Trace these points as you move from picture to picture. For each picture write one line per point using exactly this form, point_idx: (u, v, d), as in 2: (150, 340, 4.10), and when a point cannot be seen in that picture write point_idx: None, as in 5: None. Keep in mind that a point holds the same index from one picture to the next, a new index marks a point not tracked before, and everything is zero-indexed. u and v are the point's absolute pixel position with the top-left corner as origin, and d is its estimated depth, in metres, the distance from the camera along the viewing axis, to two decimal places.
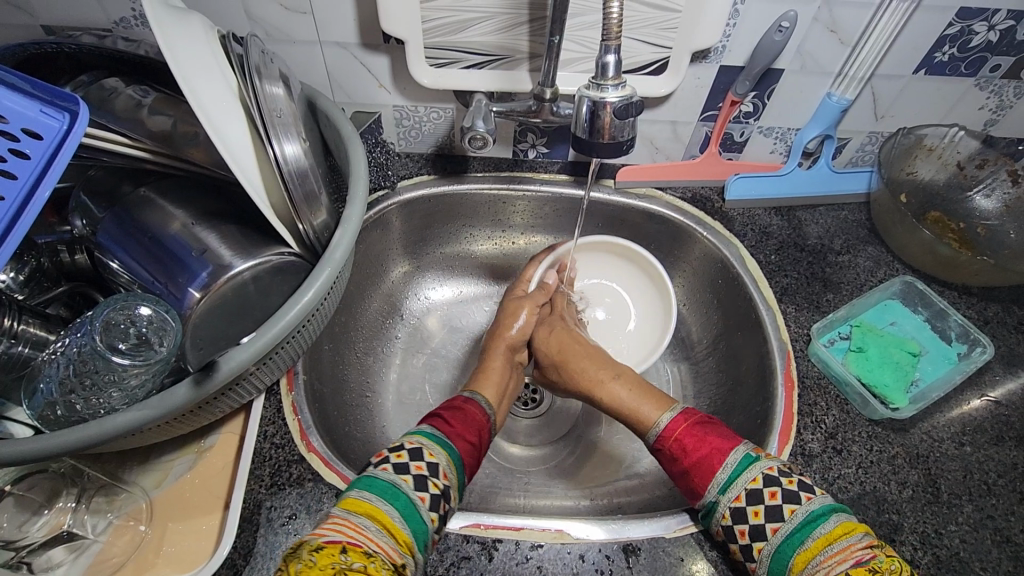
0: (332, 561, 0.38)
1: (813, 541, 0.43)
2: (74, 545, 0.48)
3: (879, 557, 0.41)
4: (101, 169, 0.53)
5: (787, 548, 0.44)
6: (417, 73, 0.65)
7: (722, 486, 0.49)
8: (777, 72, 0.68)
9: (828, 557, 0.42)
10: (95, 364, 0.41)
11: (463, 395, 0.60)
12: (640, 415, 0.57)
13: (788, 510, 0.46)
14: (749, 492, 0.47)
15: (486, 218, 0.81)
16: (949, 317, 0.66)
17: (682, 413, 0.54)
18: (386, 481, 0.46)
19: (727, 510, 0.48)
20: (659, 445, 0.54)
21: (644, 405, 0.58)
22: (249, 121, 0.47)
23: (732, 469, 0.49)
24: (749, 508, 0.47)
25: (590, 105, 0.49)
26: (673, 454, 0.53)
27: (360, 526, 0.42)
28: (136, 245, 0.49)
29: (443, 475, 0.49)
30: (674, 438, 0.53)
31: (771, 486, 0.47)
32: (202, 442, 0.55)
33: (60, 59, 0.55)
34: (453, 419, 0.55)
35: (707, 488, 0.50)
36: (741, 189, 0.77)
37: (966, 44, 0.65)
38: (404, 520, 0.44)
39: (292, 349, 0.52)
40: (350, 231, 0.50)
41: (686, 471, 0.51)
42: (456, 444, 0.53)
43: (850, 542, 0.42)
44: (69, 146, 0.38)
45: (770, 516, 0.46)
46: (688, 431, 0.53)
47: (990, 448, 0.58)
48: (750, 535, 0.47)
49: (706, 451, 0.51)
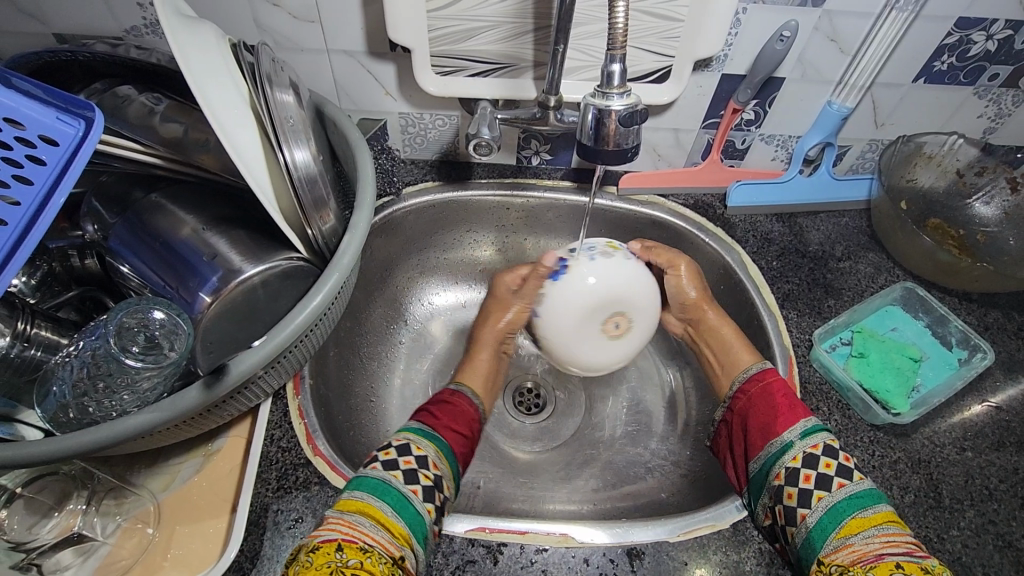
0: (328, 560, 0.40)
1: (873, 513, 0.46)
2: (81, 548, 0.49)
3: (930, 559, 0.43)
4: (112, 175, 0.53)
5: (844, 508, 0.47)
6: (423, 81, 0.66)
7: (803, 432, 0.52)
8: (779, 80, 0.69)
9: (881, 535, 0.44)
10: (107, 367, 0.42)
11: (450, 388, 0.65)
12: (739, 363, 0.64)
13: (858, 475, 0.48)
14: (827, 446, 0.51)
15: (490, 223, 0.82)
16: (949, 323, 0.67)
17: (769, 368, 0.59)
18: (377, 478, 0.47)
19: (800, 453, 0.51)
20: (744, 393, 0.59)
21: (743, 352, 0.65)
22: (259, 127, 0.47)
23: (814, 422, 0.53)
24: (822, 457, 0.50)
25: (594, 113, 0.50)
26: (758, 399, 0.57)
27: (355, 524, 0.43)
28: (147, 250, 0.50)
29: (433, 466, 0.51)
30: (763, 385, 0.58)
31: (843, 452, 0.51)
32: (210, 445, 0.55)
33: (73, 67, 0.55)
34: (440, 413, 0.58)
35: (788, 432, 0.53)
36: (744, 195, 0.78)
37: (964, 53, 0.66)
38: (398, 514, 0.45)
39: (299, 353, 0.52)
40: (358, 236, 0.51)
41: (764, 417, 0.56)
42: (442, 435, 0.55)
43: (902, 532, 0.44)
44: (84, 152, 0.39)
45: (840, 472, 0.49)
46: (775, 386, 0.58)
47: (991, 454, 0.59)
48: (815, 481, 0.49)
49: (786, 404, 0.56)
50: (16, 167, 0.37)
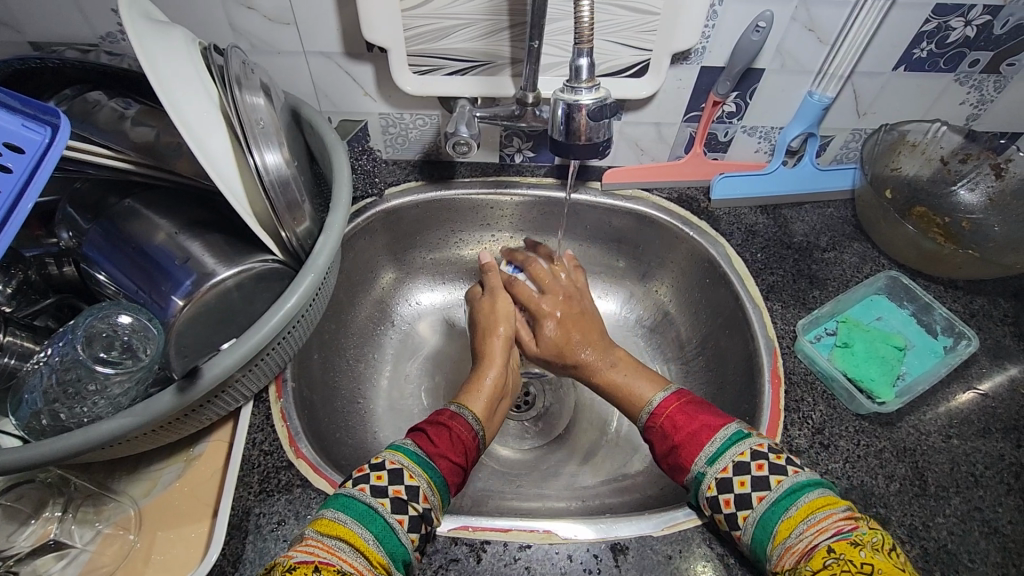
0: None
1: (797, 510, 0.44)
2: (61, 554, 0.49)
3: (861, 529, 0.42)
4: (87, 181, 0.53)
5: (773, 513, 0.45)
6: (400, 80, 0.66)
7: (710, 458, 0.50)
8: (758, 72, 0.69)
9: (810, 525, 0.43)
10: (78, 372, 0.42)
11: (450, 408, 0.59)
12: (635, 395, 0.60)
13: (777, 479, 0.46)
14: (737, 464, 0.48)
15: (474, 222, 0.82)
16: (933, 311, 0.67)
17: (674, 392, 0.57)
18: (363, 504, 0.45)
19: (714, 480, 0.49)
20: (654, 421, 0.56)
21: (639, 385, 0.61)
22: (230, 130, 0.47)
23: (720, 443, 0.50)
24: (734, 478, 0.48)
25: (564, 108, 0.49)
26: (670, 428, 0.54)
27: (332, 548, 0.42)
28: (120, 256, 0.49)
29: (423, 498, 0.48)
30: (666, 415, 0.55)
31: (758, 459, 0.48)
32: (191, 450, 0.55)
33: (46, 74, 0.55)
34: (437, 439, 0.54)
35: (696, 462, 0.50)
36: (726, 188, 0.78)
37: (943, 40, 0.65)
38: (381, 542, 0.44)
39: (278, 355, 0.52)
40: (333, 237, 0.51)
41: (674, 447, 0.53)
42: (437, 463, 0.52)
43: (833, 512, 0.43)
44: (50, 159, 0.39)
45: (757, 485, 0.47)
46: (677, 411, 0.55)
47: (977, 440, 0.59)
48: (735, 504, 0.47)
49: (695, 428, 0.52)
50: None
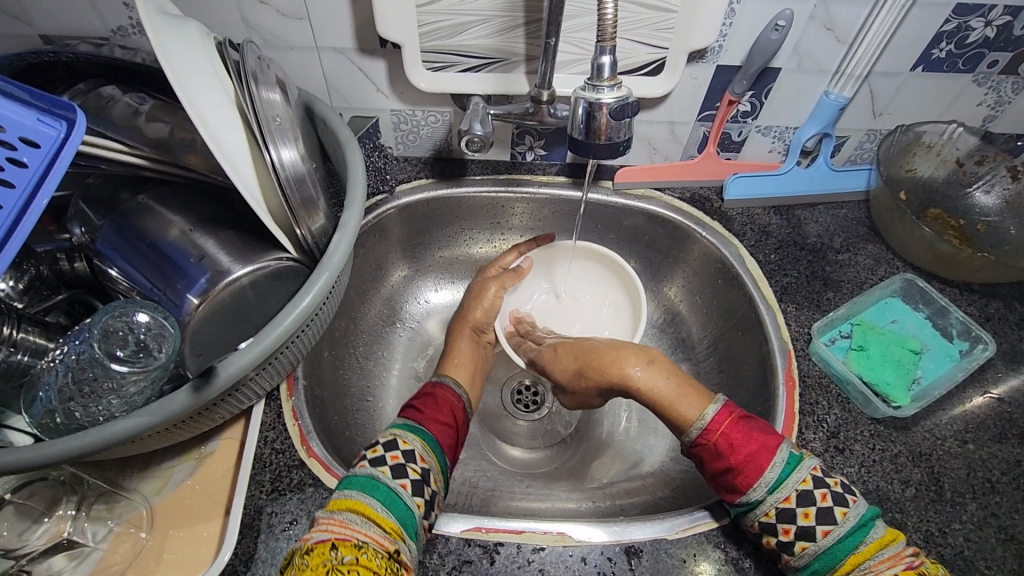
0: (324, 559, 0.40)
1: (867, 546, 0.44)
2: (74, 552, 0.48)
3: (925, 563, 0.44)
4: (99, 176, 0.53)
5: (838, 551, 0.45)
6: (413, 76, 0.65)
7: (772, 486, 0.47)
8: (774, 71, 0.68)
9: (880, 562, 0.43)
10: (93, 371, 0.41)
11: (431, 381, 0.62)
12: (680, 409, 0.53)
13: (840, 513, 0.45)
14: (800, 494, 0.47)
15: (485, 221, 0.82)
16: (950, 314, 0.66)
17: (725, 406, 0.52)
18: (364, 476, 0.46)
19: (773, 508, 0.47)
20: (701, 439, 0.51)
21: (680, 399, 0.54)
22: (245, 126, 0.46)
23: (782, 469, 0.48)
24: (799, 509, 0.46)
25: (585, 107, 0.49)
26: (737, 450, 0.49)
27: (346, 522, 0.42)
28: (133, 251, 0.49)
29: (420, 459, 0.49)
30: (720, 434, 0.50)
31: (822, 488, 0.47)
32: (203, 448, 0.55)
33: (57, 68, 0.55)
34: (424, 406, 0.56)
35: (753, 488, 0.48)
36: (740, 188, 0.77)
37: (962, 40, 0.65)
38: (388, 508, 0.44)
39: (291, 353, 0.52)
40: (348, 235, 0.50)
41: (730, 469, 0.49)
42: (428, 428, 0.53)
43: (899, 549, 0.44)
44: (65, 156, 0.38)
45: (822, 519, 0.45)
46: (732, 428, 0.50)
47: (993, 445, 0.58)
48: (795, 534, 0.46)
49: (753, 448, 0.49)
50: None
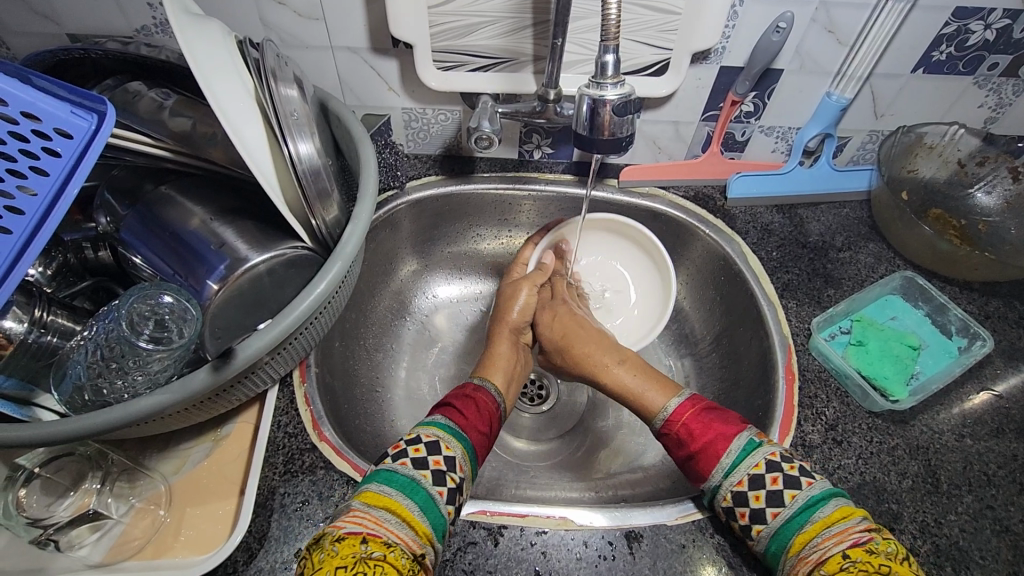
0: (353, 551, 0.41)
1: (811, 524, 0.45)
2: (97, 524, 0.50)
3: (878, 539, 0.43)
4: (124, 168, 0.55)
5: (787, 530, 0.46)
6: (425, 76, 0.67)
7: (727, 470, 0.50)
8: (777, 72, 0.70)
9: (825, 538, 0.44)
10: (121, 349, 0.44)
11: (473, 381, 0.62)
12: (646, 400, 0.59)
13: (790, 495, 0.47)
14: (752, 477, 0.49)
15: (493, 217, 0.84)
16: (949, 312, 0.67)
17: (688, 398, 0.56)
18: (405, 477, 0.48)
19: (728, 492, 0.50)
20: (666, 429, 0.56)
21: (650, 391, 0.60)
22: (265, 121, 0.49)
23: (736, 454, 0.50)
24: (750, 493, 0.49)
25: (589, 103, 0.51)
26: (698, 436, 0.53)
27: (381, 520, 0.44)
28: (157, 241, 0.51)
29: (459, 468, 0.51)
30: (681, 423, 0.55)
31: (773, 472, 0.49)
32: (218, 431, 0.57)
33: (85, 65, 0.57)
34: (467, 410, 0.57)
35: (711, 474, 0.51)
36: (743, 187, 0.79)
37: (963, 43, 0.66)
38: (425, 514, 0.46)
39: (304, 340, 0.54)
40: (361, 226, 0.52)
41: (691, 456, 0.53)
42: (469, 434, 0.55)
43: (849, 525, 0.44)
44: (95, 146, 0.41)
45: (771, 501, 0.48)
46: (693, 418, 0.54)
47: (989, 440, 0.59)
48: (750, 517, 0.48)
49: (711, 436, 0.52)
50: (33, 159, 0.39)
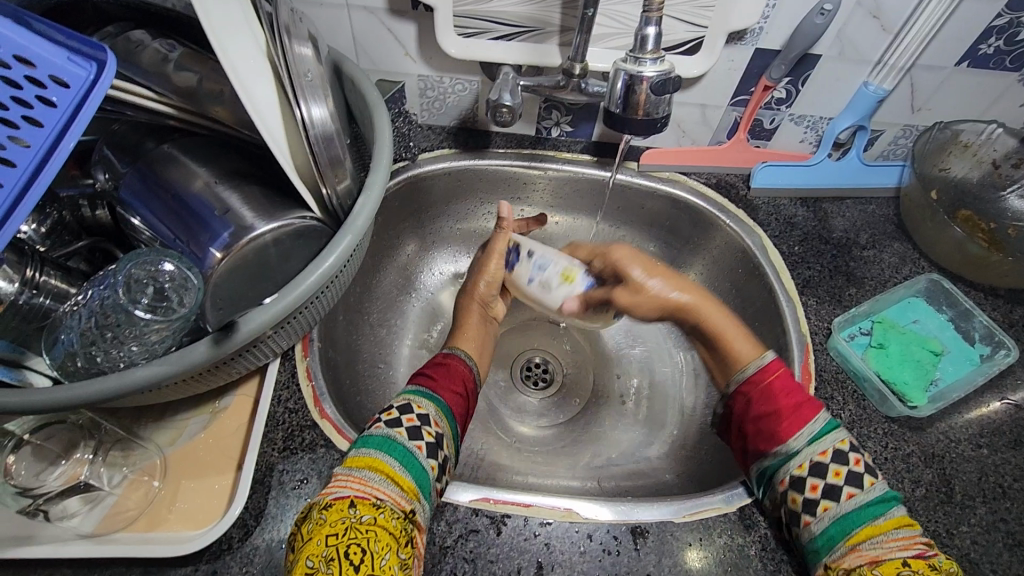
0: (341, 516, 0.40)
1: (876, 523, 0.44)
2: (89, 496, 0.49)
3: (940, 555, 0.42)
4: (125, 124, 0.52)
5: (855, 518, 0.45)
6: (444, 42, 0.64)
7: (811, 437, 0.50)
8: (814, 57, 0.66)
9: (890, 539, 0.43)
10: (117, 318, 0.41)
11: (443, 351, 0.61)
12: (738, 352, 0.60)
13: (847, 493, 0.46)
14: (815, 463, 0.49)
15: (505, 195, 0.81)
16: (974, 318, 0.65)
17: (772, 363, 0.56)
18: (381, 435, 0.46)
19: (807, 461, 0.49)
20: (747, 388, 0.56)
21: (740, 341, 0.60)
22: (276, 81, 0.45)
23: (822, 424, 0.51)
24: (809, 480, 0.48)
25: (625, 79, 0.47)
26: (759, 400, 0.54)
27: (364, 479, 0.42)
28: (158, 202, 0.49)
29: (435, 423, 0.49)
30: (764, 385, 0.55)
31: (838, 464, 0.48)
32: (217, 403, 0.55)
33: (86, 10, 0.54)
34: (436, 375, 0.56)
35: (793, 438, 0.51)
36: (768, 177, 0.76)
37: (1013, 37, 0.63)
38: (406, 469, 0.44)
39: (309, 315, 0.52)
40: (373, 197, 0.50)
41: (769, 417, 0.53)
42: (441, 394, 0.54)
43: (913, 534, 0.43)
44: (95, 96, 0.38)
45: (831, 492, 0.47)
46: (784, 378, 0.54)
47: (1007, 452, 0.58)
48: (802, 505, 0.48)
49: (795, 402, 0.53)
50: (26, 108, 0.36)
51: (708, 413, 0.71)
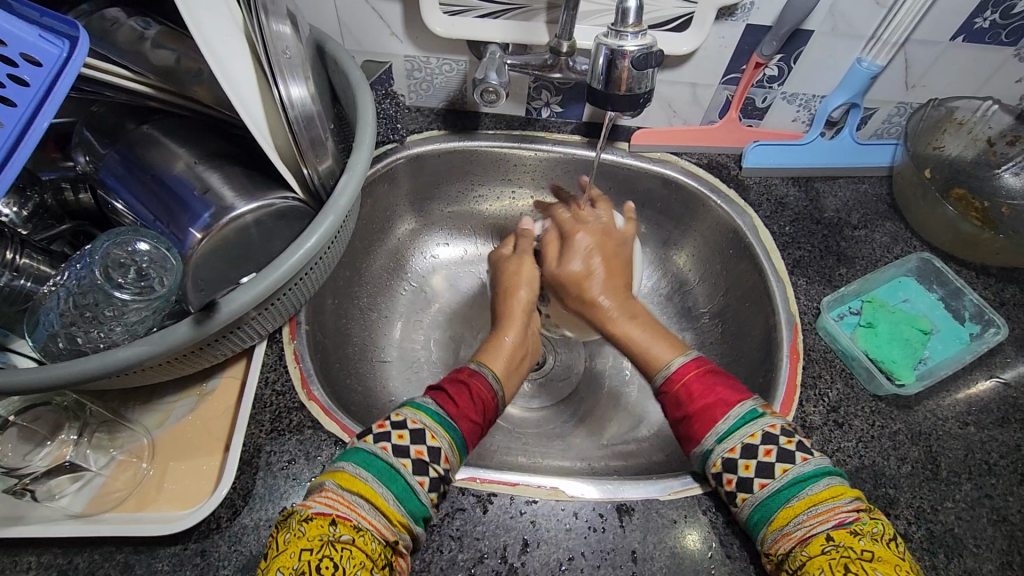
0: (320, 533, 0.41)
1: (798, 501, 0.44)
2: (76, 476, 0.49)
3: (863, 518, 0.43)
4: (105, 106, 0.52)
5: (774, 499, 0.45)
6: (429, 20, 0.63)
7: (721, 435, 0.49)
8: (806, 33, 0.65)
9: (811, 516, 0.43)
10: (95, 297, 0.42)
11: (469, 367, 0.56)
12: (651, 354, 0.58)
13: (781, 468, 0.46)
14: (745, 446, 0.48)
15: (495, 177, 0.80)
16: (964, 296, 0.65)
17: (695, 359, 0.55)
18: (384, 463, 0.45)
19: (719, 459, 0.48)
20: (666, 386, 0.54)
21: (656, 345, 0.58)
22: (255, 60, 0.45)
23: (732, 422, 0.49)
24: (740, 460, 0.47)
25: (607, 53, 0.47)
26: (680, 399, 0.52)
27: (352, 503, 0.42)
28: (138, 183, 0.48)
29: (445, 459, 0.47)
30: (681, 383, 0.53)
31: (768, 443, 0.47)
32: (204, 385, 0.56)
33: None
34: (458, 397, 0.52)
35: (704, 437, 0.50)
36: (759, 157, 0.75)
37: (1009, 10, 0.62)
38: (402, 503, 0.44)
39: (293, 297, 0.52)
40: (355, 178, 0.49)
41: (686, 417, 0.51)
42: (459, 424, 0.50)
43: (837, 504, 0.43)
44: (69, 73, 0.37)
45: (761, 472, 0.46)
46: (697, 378, 0.53)
47: (994, 429, 0.58)
48: (736, 485, 0.47)
49: (709, 400, 0.51)
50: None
51: None
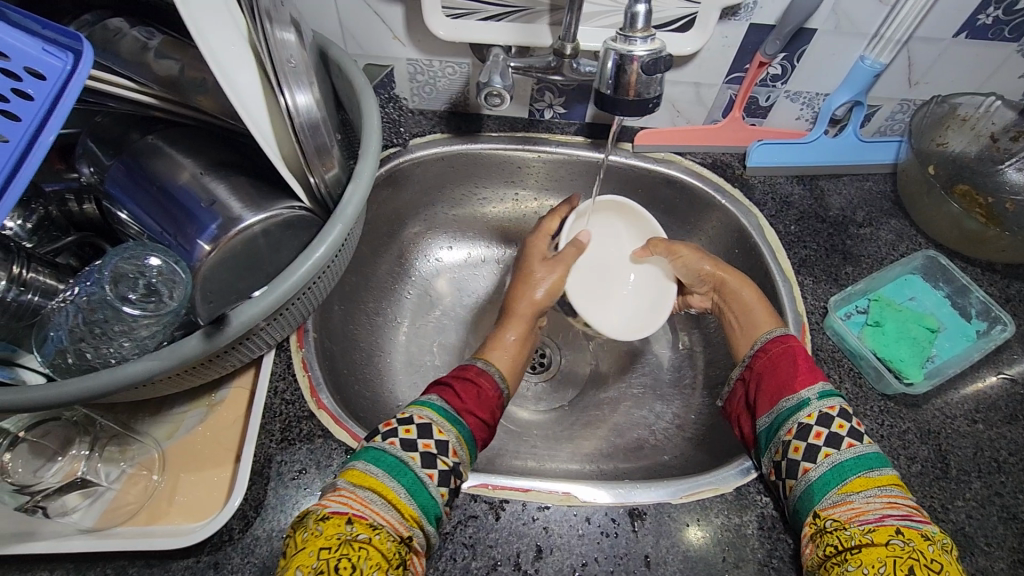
0: (338, 531, 0.40)
1: (875, 475, 0.46)
2: (87, 491, 0.49)
3: (932, 528, 0.43)
4: (108, 116, 0.51)
5: (852, 466, 0.47)
6: (432, 23, 0.62)
7: (822, 393, 0.51)
8: (810, 32, 0.65)
9: (880, 494, 0.44)
10: (103, 314, 0.41)
11: (475, 364, 0.59)
12: (754, 324, 0.62)
13: (847, 443, 0.48)
14: (802, 426, 0.50)
15: (499, 179, 0.80)
16: (971, 294, 0.65)
17: (792, 334, 0.58)
18: (394, 456, 0.45)
19: (817, 411, 0.50)
20: (762, 352, 0.57)
21: (763, 317, 0.62)
22: (260, 68, 0.44)
23: (832, 387, 0.52)
24: (794, 442, 0.50)
25: (615, 58, 0.46)
26: (779, 358, 0.56)
27: (365, 500, 0.42)
28: (144, 194, 0.48)
29: (453, 452, 0.48)
30: (780, 349, 0.56)
31: (820, 426, 0.49)
32: (213, 396, 0.55)
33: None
34: (463, 393, 0.54)
35: (805, 390, 0.52)
36: (764, 156, 0.75)
37: (1012, 6, 0.61)
38: (413, 496, 0.44)
39: (302, 306, 0.51)
40: (362, 186, 0.49)
41: (783, 385, 0.54)
42: (465, 418, 0.52)
43: (902, 496, 0.45)
44: (73, 88, 0.37)
45: (809, 455, 0.49)
46: (801, 351, 0.56)
47: (1003, 426, 0.58)
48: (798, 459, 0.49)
49: (803, 368, 0.54)
50: (2, 101, 0.35)
51: (706, 393, 0.71)
